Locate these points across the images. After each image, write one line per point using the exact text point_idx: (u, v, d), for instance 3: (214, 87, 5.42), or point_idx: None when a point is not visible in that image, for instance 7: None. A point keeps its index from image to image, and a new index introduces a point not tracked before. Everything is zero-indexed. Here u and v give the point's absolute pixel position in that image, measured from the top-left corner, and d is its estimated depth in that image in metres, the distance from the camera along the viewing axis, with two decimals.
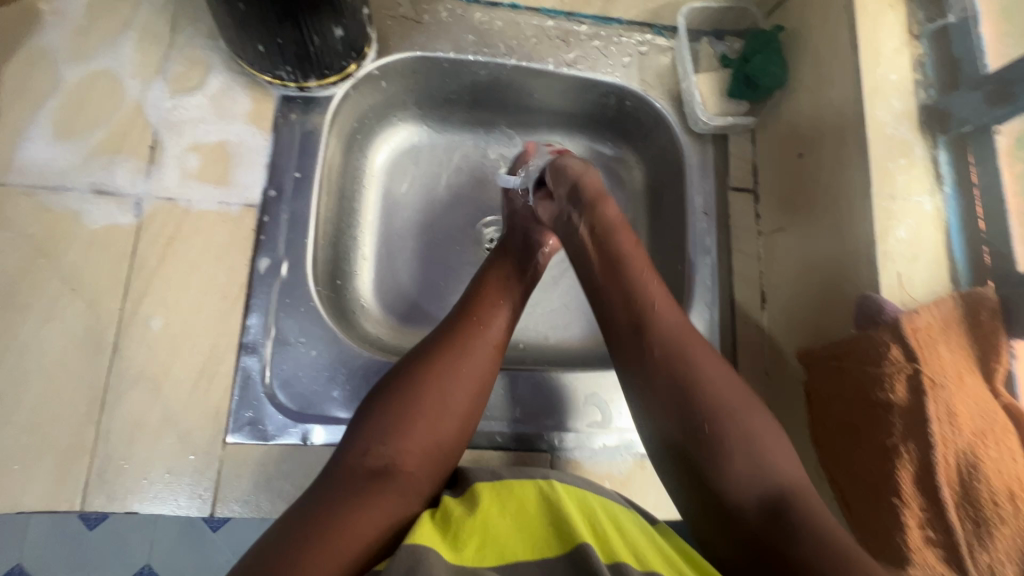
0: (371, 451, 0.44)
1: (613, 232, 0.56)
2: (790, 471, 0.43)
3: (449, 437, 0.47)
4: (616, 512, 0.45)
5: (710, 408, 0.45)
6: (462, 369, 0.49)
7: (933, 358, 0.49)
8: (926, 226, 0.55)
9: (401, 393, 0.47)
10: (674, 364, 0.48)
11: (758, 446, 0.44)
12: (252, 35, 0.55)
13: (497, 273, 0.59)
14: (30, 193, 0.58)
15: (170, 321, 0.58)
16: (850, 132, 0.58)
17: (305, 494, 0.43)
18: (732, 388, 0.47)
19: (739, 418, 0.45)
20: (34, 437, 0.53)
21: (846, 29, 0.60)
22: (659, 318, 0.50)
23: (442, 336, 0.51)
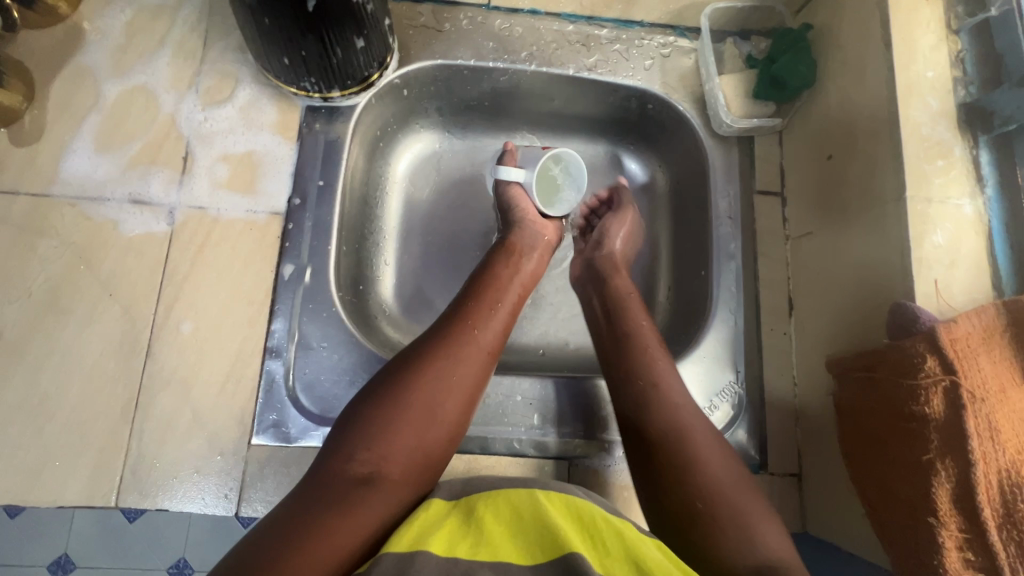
0: (357, 457, 0.44)
1: (630, 315, 0.60)
2: (721, 479, 0.47)
3: (435, 445, 0.47)
4: (619, 524, 0.41)
5: (710, 496, 0.46)
6: (452, 379, 0.49)
7: (973, 370, 0.46)
8: (963, 232, 0.52)
9: (389, 398, 0.46)
10: (650, 381, 0.53)
11: (749, 527, 0.45)
12: (277, 49, 0.57)
13: (497, 283, 0.58)
14: (73, 203, 0.61)
15: (200, 325, 0.60)
16: (883, 134, 0.56)
17: (290, 497, 0.43)
18: (730, 473, 0.48)
19: (735, 499, 0.46)
20: (75, 434, 0.56)
21: (879, 25, 0.57)
22: (671, 403, 0.52)
23: (433, 343, 0.51)
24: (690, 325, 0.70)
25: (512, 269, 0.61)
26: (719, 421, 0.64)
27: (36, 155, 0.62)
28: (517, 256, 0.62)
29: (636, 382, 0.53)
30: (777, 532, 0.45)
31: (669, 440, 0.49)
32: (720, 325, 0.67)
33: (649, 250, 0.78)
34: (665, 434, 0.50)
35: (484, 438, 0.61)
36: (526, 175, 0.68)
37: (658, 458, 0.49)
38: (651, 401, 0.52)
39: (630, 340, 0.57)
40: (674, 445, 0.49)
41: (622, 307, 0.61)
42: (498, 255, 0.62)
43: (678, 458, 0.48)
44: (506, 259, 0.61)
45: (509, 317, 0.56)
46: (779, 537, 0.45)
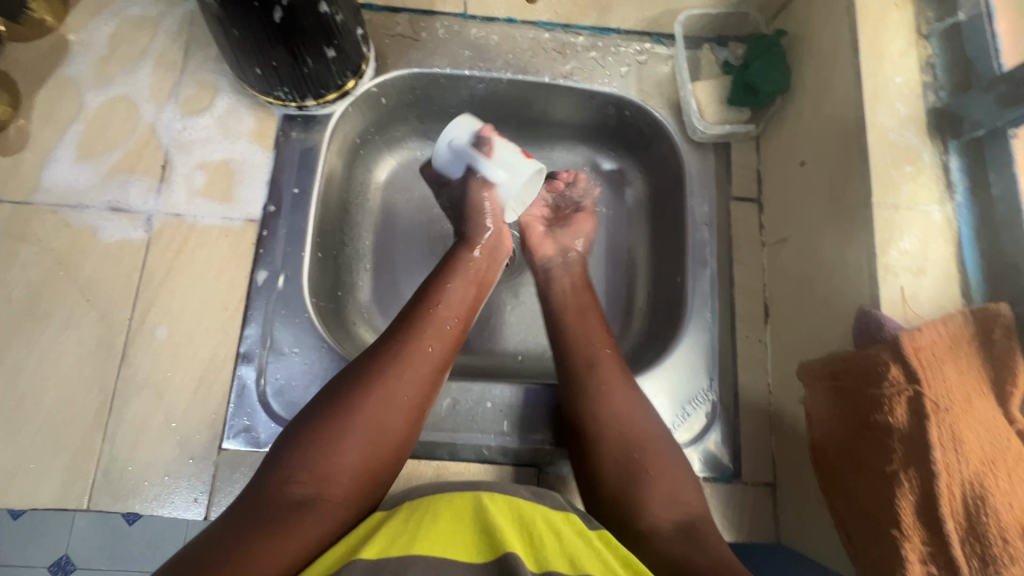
0: (296, 480, 0.44)
1: (579, 297, 0.64)
2: (652, 439, 0.52)
3: (379, 462, 0.47)
4: (556, 521, 0.43)
5: (639, 447, 0.52)
6: (396, 397, 0.49)
7: (938, 379, 0.45)
8: (931, 238, 0.51)
9: (331, 417, 0.47)
10: (589, 344, 0.59)
11: (669, 478, 0.50)
12: (249, 59, 0.58)
13: (447, 294, 0.58)
14: (54, 211, 0.63)
15: (174, 331, 0.61)
16: (852, 139, 0.55)
17: (227, 514, 0.42)
18: (659, 438, 0.53)
19: (662, 455, 0.51)
20: (49, 438, 0.57)
21: (848, 31, 0.57)
22: (609, 369, 0.57)
23: (376, 360, 0.51)
24: (666, 332, 0.70)
25: (461, 276, 0.60)
26: (692, 429, 0.64)
27: (19, 164, 0.64)
28: (470, 266, 0.61)
29: (579, 351, 0.59)
30: (692, 487, 0.50)
31: (606, 396, 0.55)
32: (695, 332, 0.67)
33: (627, 256, 0.77)
34: (600, 393, 0.55)
35: (454, 444, 0.61)
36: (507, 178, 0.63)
37: (592, 413, 0.54)
38: (591, 368, 0.57)
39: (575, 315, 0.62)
40: (604, 394, 0.55)
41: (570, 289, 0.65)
42: (449, 264, 0.61)
43: (612, 415, 0.54)
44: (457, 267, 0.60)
45: (457, 330, 0.57)
46: (695, 492, 0.50)
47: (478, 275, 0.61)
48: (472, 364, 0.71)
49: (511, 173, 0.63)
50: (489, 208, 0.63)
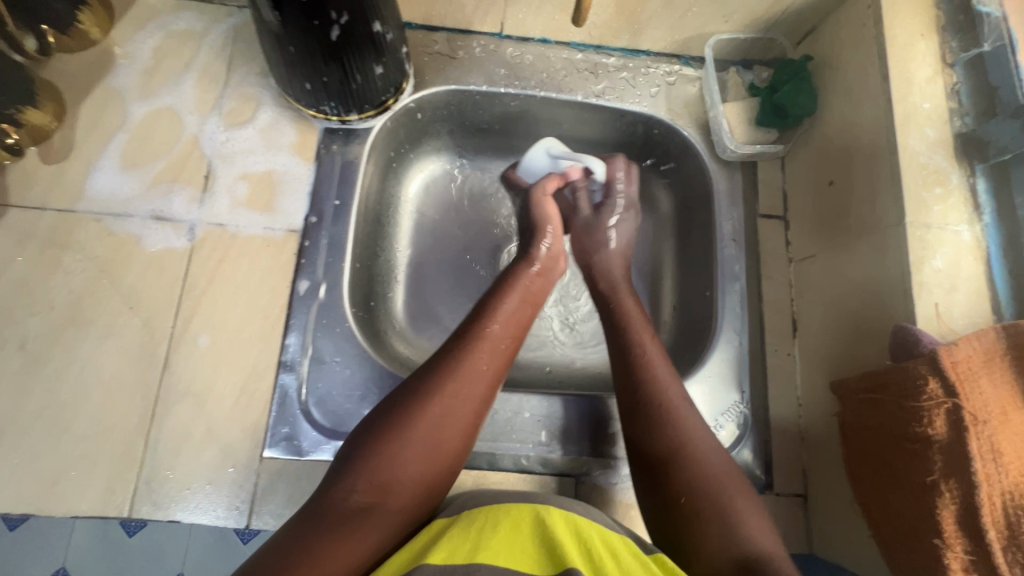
0: (357, 490, 0.44)
1: (629, 324, 0.58)
2: (713, 468, 0.47)
3: (434, 476, 0.48)
4: (612, 539, 0.44)
5: (690, 490, 0.46)
6: (453, 414, 0.49)
7: (974, 392, 0.47)
8: (963, 256, 0.53)
9: (390, 428, 0.47)
10: (642, 352, 0.56)
11: (736, 515, 0.45)
12: (300, 75, 0.59)
13: (501, 313, 0.57)
14: (97, 219, 0.63)
15: (216, 338, 0.61)
16: (882, 161, 0.58)
17: (296, 516, 0.44)
18: (724, 467, 0.48)
19: (714, 490, 0.46)
20: (92, 445, 0.57)
21: (876, 60, 0.60)
22: (665, 400, 0.52)
23: (435, 374, 0.50)
24: (696, 344, 0.71)
25: (518, 295, 0.59)
26: (724, 441, 0.65)
27: (64, 173, 0.64)
28: (527, 283, 0.60)
29: (628, 373, 0.54)
30: (763, 526, 0.45)
31: (657, 426, 0.50)
32: (725, 344, 0.68)
33: (653, 270, 0.79)
34: (658, 418, 0.51)
35: (493, 454, 0.62)
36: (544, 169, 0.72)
37: (648, 426, 0.51)
38: (642, 393, 0.52)
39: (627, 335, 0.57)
40: (656, 412, 0.51)
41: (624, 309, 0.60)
42: (508, 281, 0.60)
43: (664, 450, 0.49)
44: (515, 284, 0.60)
45: (511, 345, 0.56)
46: (767, 531, 0.44)
47: (532, 293, 0.60)
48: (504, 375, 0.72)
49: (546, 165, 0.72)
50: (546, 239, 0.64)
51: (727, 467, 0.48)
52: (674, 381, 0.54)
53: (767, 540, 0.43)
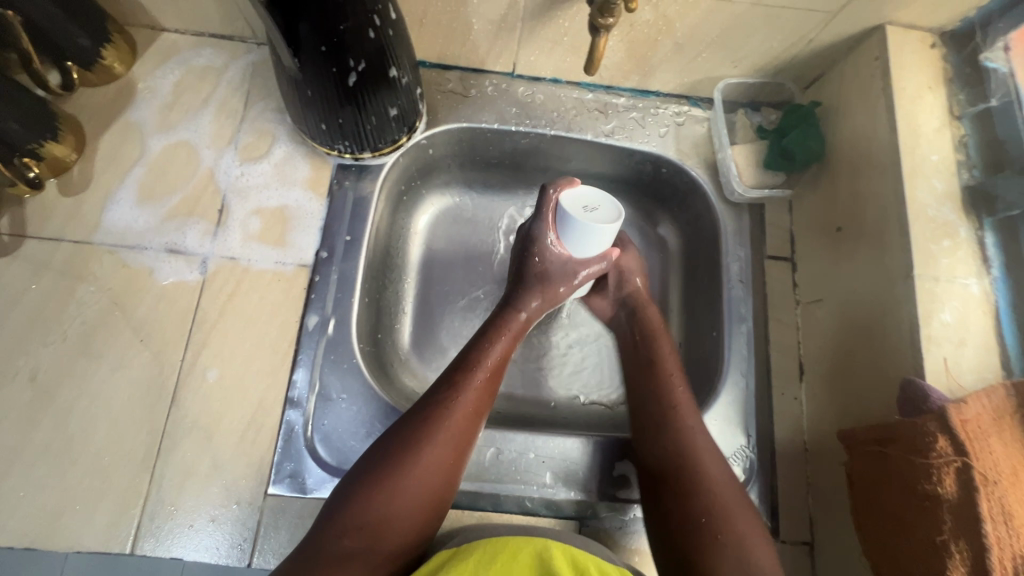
0: (348, 535, 0.47)
1: (656, 351, 0.64)
2: (723, 493, 0.52)
3: (423, 518, 0.50)
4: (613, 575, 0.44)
5: (703, 511, 0.51)
6: (438, 457, 0.51)
7: (984, 451, 0.46)
8: (971, 310, 0.53)
9: (383, 474, 0.49)
10: (663, 376, 0.62)
11: (743, 547, 0.49)
12: (317, 116, 0.60)
13: (489, 358, 0.58)
14: (112, 251, 0.64)
15: (224, 373, 0.62)
16: (890, 213, 0.58)
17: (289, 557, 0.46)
18: (733, 494, 0.53)
19: (732, 517, 0.51)
20: (98, 479, 0.58)
21: (885, 110, 0.61)
22: (682, 424, 0.57)
23: (418, 418, 0.53)
24: (703, 385, 0.71)
25: (505, 340, 0.61)
26: None
27: (81, 205, 0.66)
28: (510, 327, 0.62)
29: (648, 398, 0.60)
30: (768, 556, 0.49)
31: (674, 449, 0.56)
32: (731, 386, 0.68)
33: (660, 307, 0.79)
34: (682, 442, 0.56)
35: (497, 495, 0.62)
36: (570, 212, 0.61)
37: (673, 447, 0.56)
38: (666, 413, 0.58)
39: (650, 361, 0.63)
40: (678, 434, 0.57)
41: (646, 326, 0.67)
42: (496, 325, 0.62)
43: (682, 472, 0.54)
44: (500, 328, 0.61)
45: (493, 389, 0.58)
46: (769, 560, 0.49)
47: (514, 334, 0.62)
48: (507, 411, 0.72)
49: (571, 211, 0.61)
50: (564, 289, 0.64)
51: (737, 489, 0.53)
52: (685, 404, 0.59)
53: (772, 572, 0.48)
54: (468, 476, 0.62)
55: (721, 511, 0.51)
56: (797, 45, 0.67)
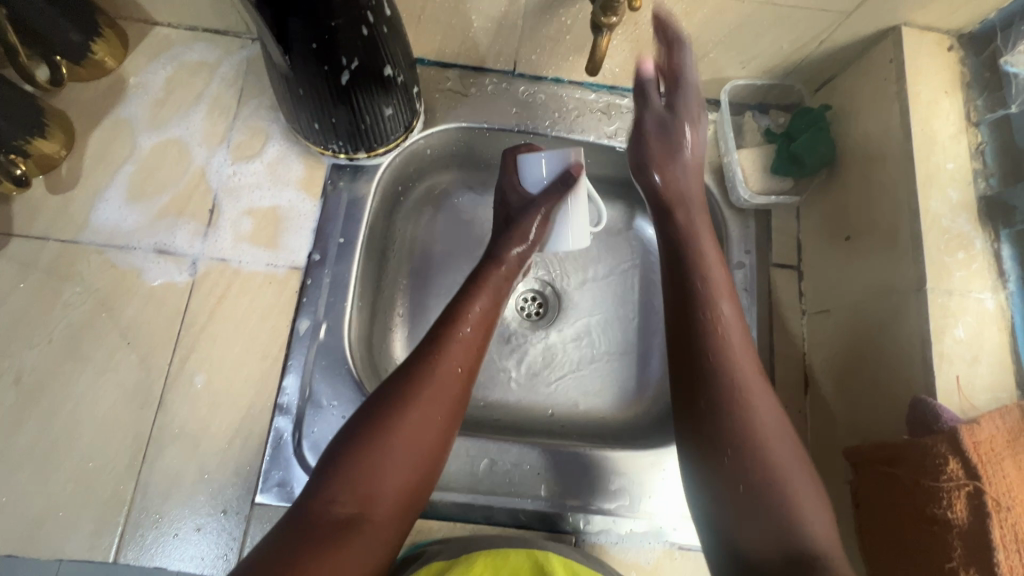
0: (341, 501, 0.46)
1: (713, 296, 0.54)
2: (772, 462, 0.47)
3: (417, 482, 0.49)
4: None
5: (750, 475, 0.47)
6: (429, 418, 0.50)
7: (997, 475, 0.45)
8: (986, 326, 0.51)
9: (372, 438, 0.48)
10: (710, 315, 0.53)
11: (796, 508, 0.46)
12: (309, 115, 0.58)
13: (471, 314, 0.57)
14: (100, 251, 0.63)
15: (212, 378, 0.60)
16: (902, 222, 0.56)
17: (278, 529, 0.45)
18: (786, 459, 0.48)
19: (777, 489, 0.46)
20: (82, 485, 0.56)
21: (898, 116, 0.58)
22: (734, 373, 0.51)
23: (402, 378, 0.51)
24: None
25: (486, 296, 0.60)
26: None
27: (69, 204, 0.64)
28: (493, 282, 0.61)
29: (693, 336, 0.53)
30: (823, 517, 0.46)
31: (723, 409, 0.49)
32: None
33: None
34: (731, 398, 0.49)
35: (490, 508, 0.61)
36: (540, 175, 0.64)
37: (714, 397, 0.50)
38: (707, 354, 0.51)
39: (701, 306, 0.54)
40: (717, 388, 0.50)
41: (702, 265, 0.57)
42: (479, 279, 0.61)
43: (724, 428, 0.49)
44: (481, 284, 0.60)
45: (480, 346, 0.57)
46: (824, 522, 0.46)
47: (498, 289, 0.61)
48: (504, 418, 0.71)
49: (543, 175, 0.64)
50: (536, 229, 0.64)
51: (786, 447, 0.48)
52: (734, 350, 0.52)
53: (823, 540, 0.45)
54: (459, 487, 0.61)
55: (759, 479, 0.47)
56: (808, 46, 0.64)
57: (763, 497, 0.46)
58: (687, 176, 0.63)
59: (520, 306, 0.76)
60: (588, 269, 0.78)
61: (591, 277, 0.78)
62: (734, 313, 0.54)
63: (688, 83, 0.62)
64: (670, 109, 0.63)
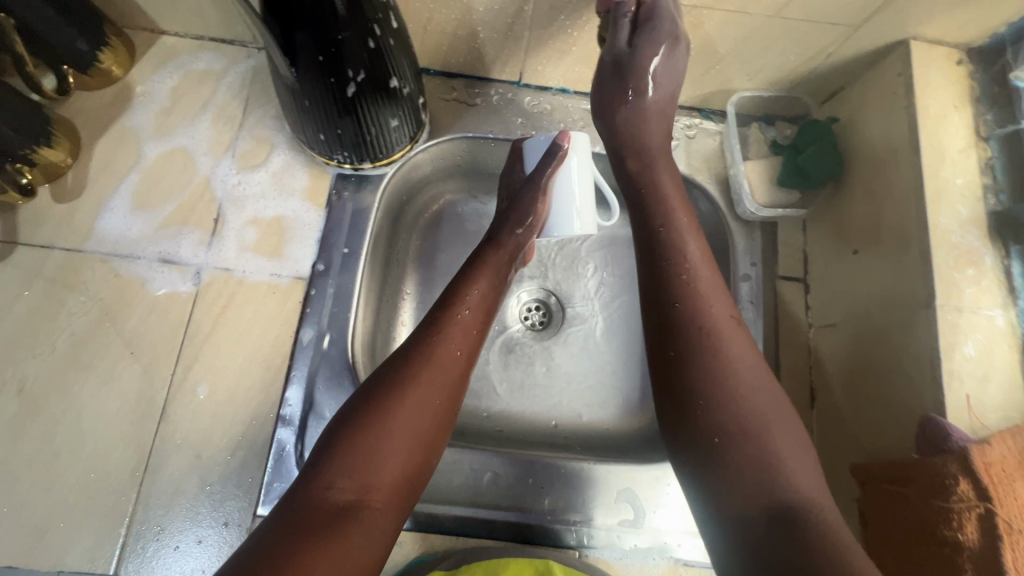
0: (339, 486, 0.44)
1: (680, 238, 0.55)
2: (748, 408, 0.46)
3: (415, 468, 0.48)
4: None
5: (724, 426, 0.46)
6: (426, 401, 0.49)
7: (1008, 497, 0.44)
8: (996, 345, 0.51)
9: (369, 422, 0.47)
10: (677, 260, 0.53)
11: (773, 452, 0.44)
12: (315, 125, 0.58)
13: (470, 297, 0.57)
14: (104, 260, 0.63)
15: (215, 389, 0.60)
16: (911, 237, 0.55)
17: (272, 518, 0.43)
18: (763, 405, 0.47)
19: (752, 436, 0.45)
20: (83, 495, 0.56)
21: (907, 130, 0.58)
22: (706, 315, 0.50)
23: (399, 363, 0.51)
24: None
25: (486, 280, 0.59)
26: None
27: (75, 212, 0.64)
28: (492, 266, 0.60)
29: (661, 282, 0.52)
30: (807, 468, 0.44)
31: (692, 357, 0.48)
32: None
33: None
34: (699, 342, 0.49)
35: (492, 522, 0.60)
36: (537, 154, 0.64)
37: (680, 339, 0.49)
38: (675, 297, 0.51)
39: (669, 253, 0.54)
40: (685, 334, 0.49)
41: (668, 213, 0.56)
42: (478, 264, 0.60)
43: (695, 376, 0.48)
44: (478, 267, 0.60)
45: (478, 333, 0.57)
46: (809, 474, 0.44)
47: (498, 275, 0.61)
48: (508, 429, 0.71)
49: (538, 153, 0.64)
50: (534, 211, 0.62)
51: (761, 394, 0.47)
52: (704, 295, 0.51)
53: (811, 491, 0.43)
54: (462, 501, 0.60)
55: (731, 424, 0.46)
56: (816, 59, 0.64)
57: (738, 444, 0.45)
58: (643, 118, 0.61)
59: (524, 316, 0.76)
60: (593, 281, 0.78)
61: (595, 288, 0.77)
62: (700, 257, 0.54)
63: (658, 18, 0.57)
64: (633, 47, 0.59)
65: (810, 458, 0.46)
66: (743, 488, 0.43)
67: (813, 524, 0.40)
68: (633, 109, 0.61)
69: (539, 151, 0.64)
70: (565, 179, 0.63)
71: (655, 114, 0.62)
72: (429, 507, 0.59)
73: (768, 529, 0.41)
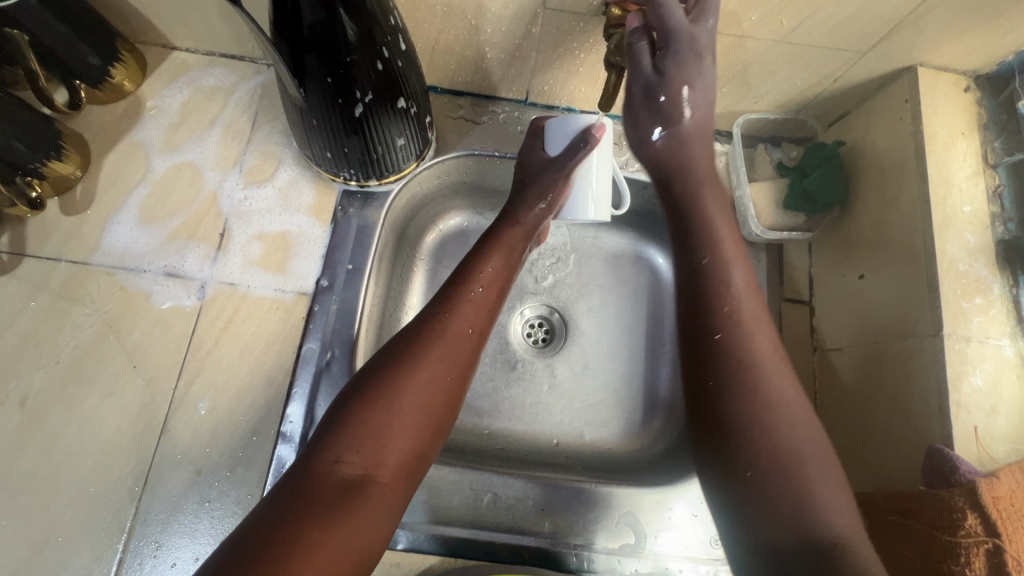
0: (347, 459, 0.44)
1: (723, 265, 0.54)
2: (784, 437, 0.46)
3: (423, 446, 0.48)
4: None
5: (757, 459, 0.46)
6: (435, 379, 0.50)
7: (1016, 533, 0.43)
8: (1004, 375, 0.50)
9: (378, 397, 0.47)
10: (722, 286, 0.53)
11: (809, 488, 0.44)
12: (321, 143, 0.58)
13: (484, 276, 0.58)
14: (110, 273, 0.63)
15: (217, 405, 0.60)
16: (918, 265, 0.55)
17: (276, 489, 0.43)
18: (802, 436, 0.46)
19: (790, 466, 0.45)
20: (81, 510, 0.56)
21: (914, 157, 0.58)
22: (750, 343, 0.50)
23: (407, 340, 0.52)
24: None
25: (500, 257, 0.60)
26: None
27: (82, 225, 0.65)
28: (505, 246, 0.61)
29: (700, 310, 0.52)
30: (844, 502, 0.44)
31: (729, 388, 0.48)
32: None
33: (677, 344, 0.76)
34: (742, 373, 0.48)
35: (491, 544, 0.59)
36: (563, 136, 0.63)
37: (716, 368, 0.49)
38: (717, 326, 0.51)
39: (712, 284, 0.53)
40: (732, 359, 0.49)
41: (711, 240, 0.55)
42: (489, 245, 0.61)
43: (730, 403, 0.48)
44: (494, 247, 0.61)
45: (490, 313, 0.58)
46: (842, 505, 0.44)
47: (513, 251, 0.62)
48: (507, 448, 0.70)
49: (565, 136, 0.62)
50: (554, 192, 0.63)
51: (803, 418, 0.47)
52: (744, 325, 0.51)
53: (844, 525, 0.43)
54: (463, 522, 0.60)
55: (763, 454, 0.46)
56: (821, 83, 0.64)
57: (772, 473, 0.45)
58: (686, 145, 0.60)
59: (527, 333, 0.76)
60: (596, 297, 0.78)
61: (599, 305, 0.77)
62: (743, 285, 0.53)
63: (677, 41, 0.54)
64: (660, 71, 0.56)
65: (848, 493, 0.45)
66: (770, 521, 0.44)
67: (847, 560, 0.40)
68: (671, 134, 0.60)
69: (566, 136, 0.62)
70: (587, 169, 0.62)
71: (697, 135, 0.60)
72: (433, 528, 0.59)
73: (792, 561, 0.42)
